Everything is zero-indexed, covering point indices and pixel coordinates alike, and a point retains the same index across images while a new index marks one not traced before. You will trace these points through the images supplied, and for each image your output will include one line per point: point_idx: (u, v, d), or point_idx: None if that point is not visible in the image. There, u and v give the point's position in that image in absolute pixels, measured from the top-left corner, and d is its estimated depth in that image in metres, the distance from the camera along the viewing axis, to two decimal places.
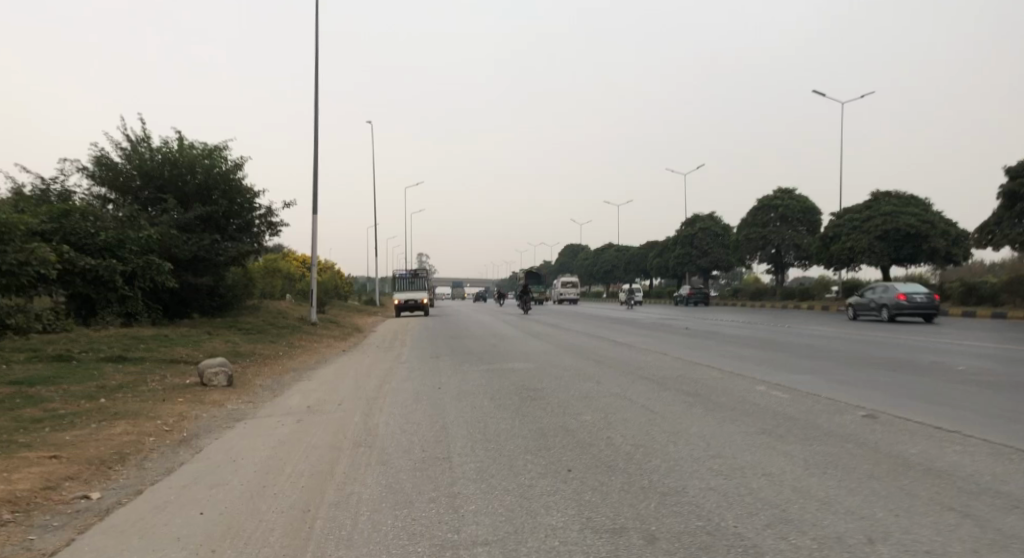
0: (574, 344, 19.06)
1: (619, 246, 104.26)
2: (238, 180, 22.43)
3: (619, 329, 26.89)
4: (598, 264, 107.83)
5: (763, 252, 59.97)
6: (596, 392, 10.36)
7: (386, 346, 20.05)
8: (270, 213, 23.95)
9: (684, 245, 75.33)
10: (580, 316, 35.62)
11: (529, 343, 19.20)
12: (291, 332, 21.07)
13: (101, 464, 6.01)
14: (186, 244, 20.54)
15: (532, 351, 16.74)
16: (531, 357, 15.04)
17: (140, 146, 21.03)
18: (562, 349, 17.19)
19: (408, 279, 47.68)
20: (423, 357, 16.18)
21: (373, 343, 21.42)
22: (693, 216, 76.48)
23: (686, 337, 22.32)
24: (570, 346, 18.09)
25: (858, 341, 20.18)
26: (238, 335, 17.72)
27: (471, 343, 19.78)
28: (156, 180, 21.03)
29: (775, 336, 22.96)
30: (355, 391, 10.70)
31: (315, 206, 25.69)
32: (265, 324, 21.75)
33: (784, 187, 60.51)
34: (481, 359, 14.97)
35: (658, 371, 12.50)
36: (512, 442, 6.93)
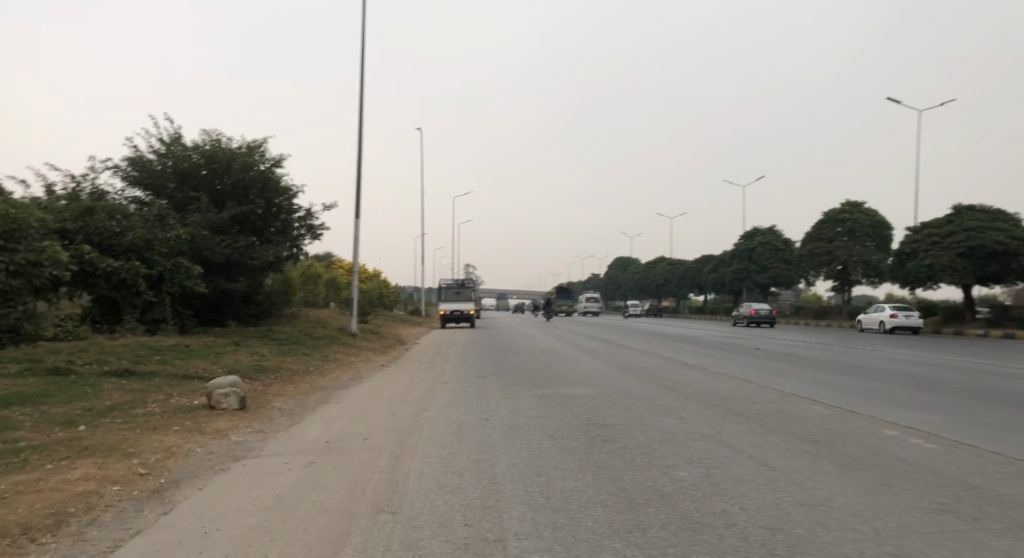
0: (637, 365, 16.96)
1: (671, 260, 101.05)
2: (277, 180, 21.42)
3: (679, 348, 24.48)
4: (649, 278, 104.83)
5: (828, 268, 56.14)
6: (682, 432, 8.33)
7: (428, 362, 18.32)
8: (311, 216, 22.79)
9: (742, 259, 71.86)
10: (635, 333, 33.34)
11: (584, 363, 17.17)
12: (328, 344, 19.66)
13: (20, 537, 4.23)
14: (220, 246, 19.50)
15: (591, 373, 14.71)
16: (590, 382, 13.04)
17: (175, 145, 20.31)
18: (624, 372, 15.13)
19: (454, 289, 46.34)
20: (467, 377, 14.35)
21: (414, 358, 19.76)
22: (751, 230, 73.10)
23: (761, 360, 19.91)
24: (633, 368, 15.98)
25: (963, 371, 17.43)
26: (267, 347, 16.34)
27: (520, 361, 17.85)
28: (192, 180, 20.34)
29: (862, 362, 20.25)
30: (387, 421, 8.94)
31: (358, 209, 24.32)
32: (301, 334, 20.45)
33: (851, 200, 56.85)
34: (532, 382, 13.01)
35: (750, 406, 10.34)
36: (590, 516, 4.99)
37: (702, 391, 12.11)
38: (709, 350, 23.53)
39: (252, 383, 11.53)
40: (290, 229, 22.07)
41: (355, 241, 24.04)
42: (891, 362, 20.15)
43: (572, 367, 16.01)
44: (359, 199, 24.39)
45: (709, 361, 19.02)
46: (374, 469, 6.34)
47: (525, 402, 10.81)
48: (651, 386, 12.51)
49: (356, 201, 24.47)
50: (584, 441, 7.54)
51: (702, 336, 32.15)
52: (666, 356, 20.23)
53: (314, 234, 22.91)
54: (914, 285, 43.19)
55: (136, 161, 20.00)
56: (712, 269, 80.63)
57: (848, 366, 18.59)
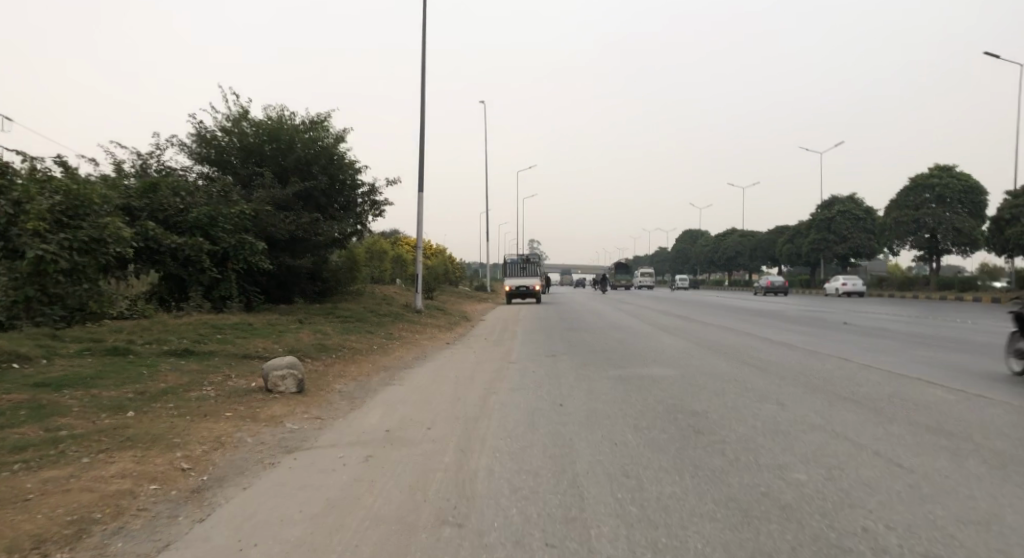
0: (719, 341, 15.66)
1: (744, 231, 97.00)
2: (340, 154, 20.97)
3: (758, 323, 22.82)
4: (720, 250, 101.12)
5: (915, 237, 51.78)
6: (790, 417, 7.17)
7: (493, 340, 17.56)
8: (375, 191, 22.29)
9: (820, 229, 67.93)
10: (711, 308, 31.59)
11: (660, 341, 15.97)
12: (391, 320, 19.26)
13: (32, 551, 3.66)
14: (285, 222, 19.22)
15: (670, 352, 13.55)
16: (670, 362, 11.91)
17: (240, 120, 20.08)
18: (705, 349, 13.88)
19: (521, 264, 45.62)
20: (536, 356, 13.47)
21: (479, 335, 19.04)
22: (831, 198, 68.88)
23: (857, 336, 18.10)
24: (714, 346, 14.70)
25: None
26: (330, 324, 16.04)
27: (591, 339, 16.86)
28: (256, 156, 20.16)
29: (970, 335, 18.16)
30: (453, 407, 8.18)
31: (422, 182, 23.61)
32: (365, 311, 20.14)
33: (941, 163, 52.33)
34: (608, 363, 12.00)
35: (863, 387, 8.99)
36: (696, 535, 4.01)
37: (799, 370, 10.78)
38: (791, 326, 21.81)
39: (312, 364, 11.07)
40: (354, 204, 21.69)
41: (420, 216, 23.42)
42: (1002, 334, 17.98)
43: (648, 345, 14.89)
44: (423, 170, 23.66)
45: (795, 337, 17.47)
46: (437, 467, 5.53)
47: (601, 384, 9.82)
48: (739, 367, 11.28)
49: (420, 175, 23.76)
50: (675, 430, 6.50)
51: (784, 310, 30.07)
52: (747, 332, 18.78)
53: (378, 210, 22.44)
54: (1012, 254, 36.99)
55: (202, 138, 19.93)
56: (787, 240, 76.74)
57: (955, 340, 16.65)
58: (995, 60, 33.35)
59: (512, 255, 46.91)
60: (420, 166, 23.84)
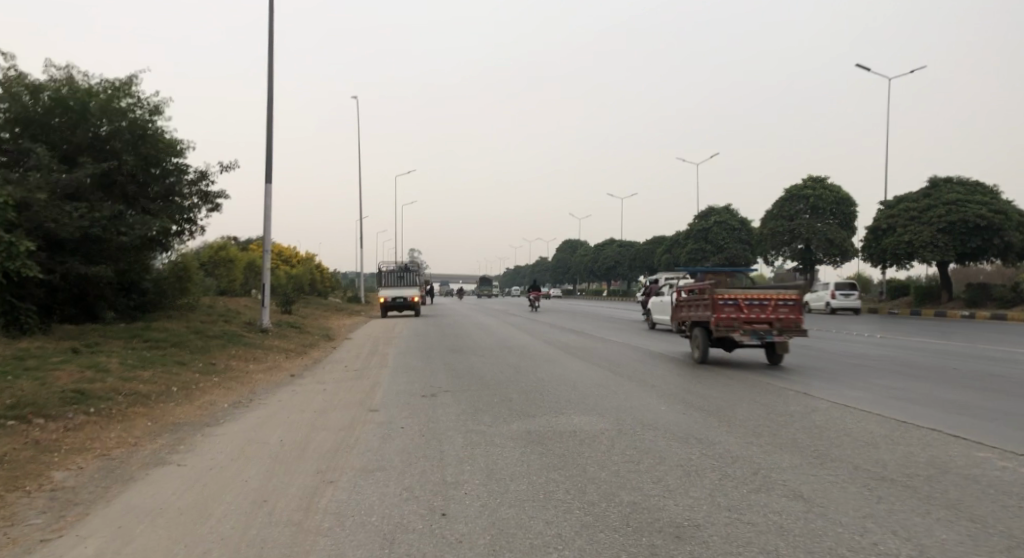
0: (625, 368, 13.09)
1: (622, 242, 98.53)
2: (155, 130, 16.18)
3: (652, 339, 20.85)
4: (599, 260, 101.89)
5: (789, 247, 53.49)
6: (840, 531, 4.24)
7: (355, 368, 13.87)
8: (204, 179, 17.72)
9: (698, 240, 69.14)
10: (605, 322, 29.47)
11: (560, 367, 13.17)
12: (222, 346, 14.75)
13: None
14: (73, 216, 13.65)
15: (579, 388, 10.60)
16: (588, 409, 8.95)
17: (10, 78, 14.44)
18: (620, 383, 11.10)
19: (398, 272, 41.68)
20: (407, 396, 9.98)
21: (341, 362, 15.12)
22: (707, 209, 70.54)
23: (777, 359, 16.21)
24: (626, 375, 11.97)
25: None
26: (125, 354, 11.51)
27: (476, 366, 13.66)
28: (35, 127, 14.61)
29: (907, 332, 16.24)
30: (247, 530, 4.44)
31: (271, 171, 19.29)
32: (192, 332, 15.58)
33: (812, 176, 54.46)
34: (504, 408, 8.85)
35: (874, 451, 6.43)
36: None
37: (757, 422, 8.15)
38: (685, 342, 19.96)
39: (36, 428, 6.66)
40: (176, 195, 16.94)
41: (267, 214, 19.08)
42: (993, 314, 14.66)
43: (548, 375, 11.93)
44: (272, 156, 19.39)
45: (714, 361, 15.28)
46: None
47: (505, 452, 6.58)
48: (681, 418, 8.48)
49: (268, 163, 19.45)
50: None
51: None
52: (649, 351, 16.51)
53: (209, 201, 17.82)
54: (887, 265, 38.40)
55: None
56: (664, 250, 77.84)
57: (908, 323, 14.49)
58: (866, 72, 38.92)
59: (388, 263, 42.54)
60: (267, 152, 19.57)
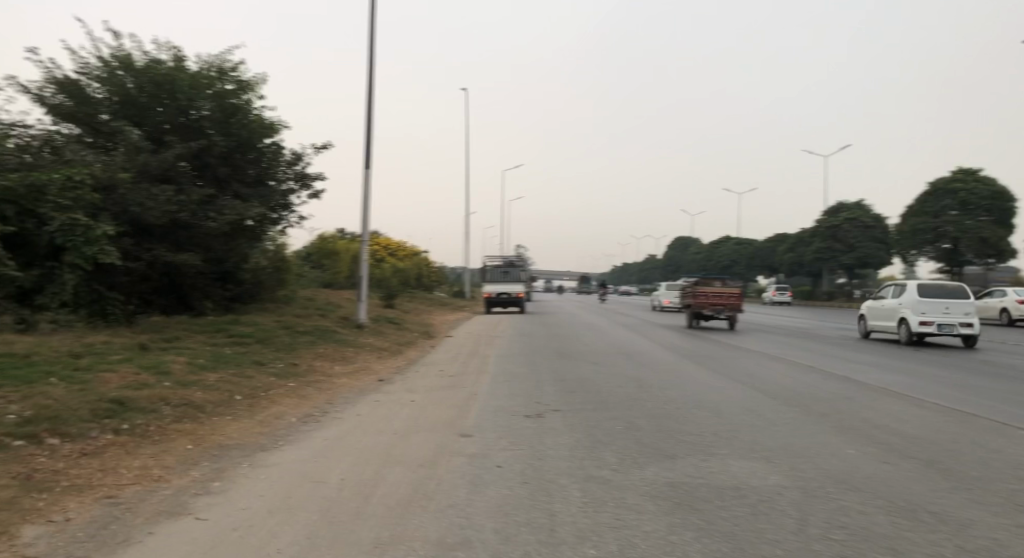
0: (772, 391, 10.64)
1: (738, 240, 92.49)
2: (248, 110, 15.48)
3: (794, 349, 17.89)
4: (713, 258, 96.37)
5: (933, 248, 47.01)
6: None
7: (452, 373, 12.29)
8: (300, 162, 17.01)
9: (826, 238, 62.82)
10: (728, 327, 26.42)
11: (692, 383, 10.93)
12: (310, 344, 13.57)
13: None
14: (159, 201, 13.11)
15: (722, 421, 8.36)
16: (743, 458, 6.71)
17: (108, 57, 14.39)
18: (771, 415, 8.76)
19: (504, 268, 40.33)
20: (508, 417, 8.15)
21: (433, 365, 13.59)
22: (837, 206, 63.97)
23: (964, 380, 13.01)
24: (779, 404, 9.58)
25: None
26: (202, 353, 10.43)
27: (589, 376, 11.70)
28: (131, 108, 14.37)
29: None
30: None
31: (369, 156, 18.15)
32: (281, 328, 14.58)
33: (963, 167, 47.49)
34: (632, 448, 6.81)
35: None
36: None
37: (1007, 496, 5.55)
38: (829, 353, 17.12)
39: (41, 449, 5.16)
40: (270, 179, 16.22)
41: (364, 201, 18.03)
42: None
43: (680, 397, 9.74)
44: (371, 140, 18.26)
45: (884, 380, 12.39)
46: None
47: (647, 530, 4.53)
48: (886, 481, 6.01)
49: (367, 147, 18.33)
50: None
51: (818, 332, 24.99)
52: (795, 366, 13.84)
53: (306, 185, 17.05)
54: None
55: (51, 77, 14.01)
56: (787, 249, 71.72)
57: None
58: None
59: (494, 259, 41.20)
60: (367, 135, 18.45)
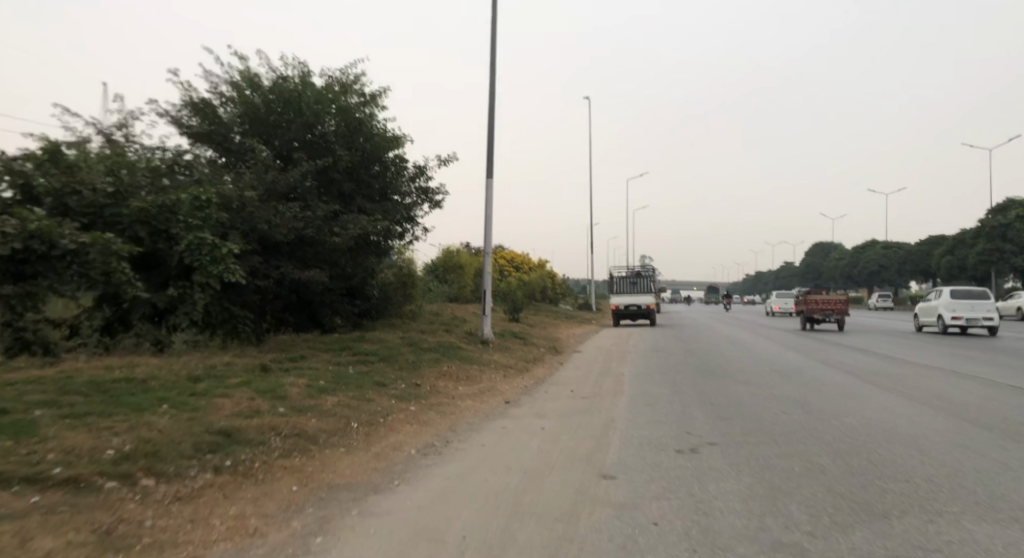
0: (987, 401, 8.35)
1: (890, 241, 83.93)
2: (369, 124, 15.42)
3: (987, 364, 14.97)
4: (859, 262, 88.15)
5: None
6: None
7: (584, 396, 11.03)
8: (423, 175, 16.78)
9: (993, 238, 54.79)
10: (896, 339, 23.09)
11: (879, 401, 8.84)
12: (434, 362, 13.05)
13: None
14: (284, 218, 13.20)
15: (937, 441, 6.39)
16: (996, 490, 4.81)
17: (239, 77, 14.77)
18: (1004, 434, 6.66)
19: (630, 279, 38.68)
20: (654, 451, 6.79)
21: (561, 384, 12.54)
22: (1005, 203, 55.64)
23: None
24: (1006, 420, 7.39)
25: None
26: (322, 376, 10.07)
27: (745, 398, 9.90)
28: (262, 128, 14.68)
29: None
30: None
31: (494, 166, 17.51)
32: (404, 345, 14.20)
33: None
34: (830, 490, 5.10)
35: None
36: None
37: None
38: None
39: (133, 497, 4.62)
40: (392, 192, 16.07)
41: (488, 213, 17.36)
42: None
43: (869, 417, 7.76)
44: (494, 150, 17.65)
45: None
46: None
47: None
48: None
49: (489, 158, 17.70)
50: None
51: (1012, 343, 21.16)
52: (1001, 378, 11.23)
53: (429, 199, 16.82)
54: None
55: (188, 101, 14.55)
56: (947, 251, 63.79)
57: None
58: None
59: (620, 268, 39.59)
60: (490, 143, 17.83)
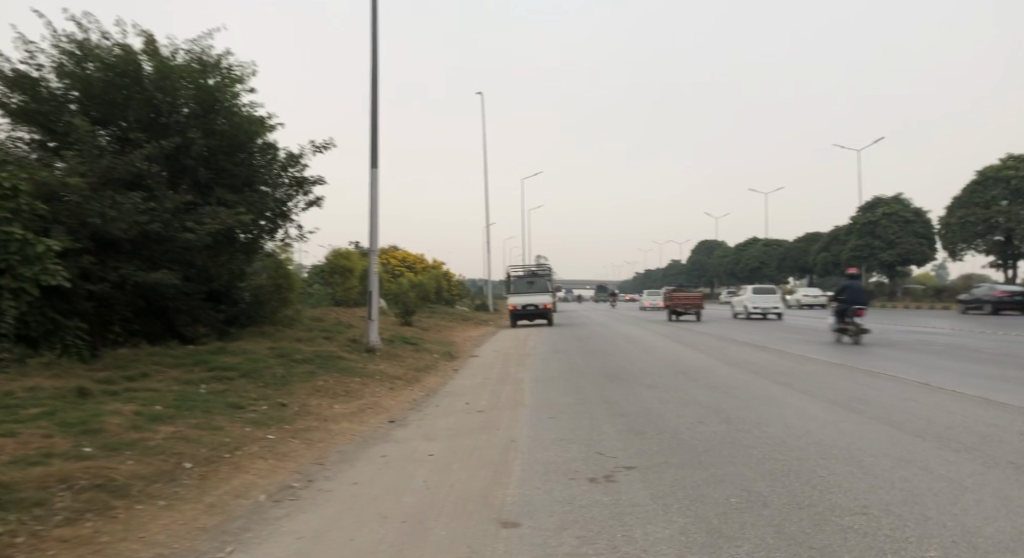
0: (901, 402, 7.94)
1: (768, 241, 89.22)
2: (229, 106, 13.50)
3: (875, 356, 15.16)
4: (740, 260, 93.16)
5: (986, 240, 43.39)
6: None
7: (479, 409, 9.83)
8: (296, 163, 15.02)
9: (862, 236, 59.07)
10: (783, 335, 23.65)
11: (794, 406, 8.23)
12: (307, 376, 11.41)
13: None
14: (122, 210, 11.10)
15: (875, 456, 5.66)
16: (970, 523, 4.01)
17: (67, 45, 12.39)
18: (933, 441, 6.08)
19: (528, 278, 38.02)
20: (562, 482, 5.65)
21: (451, 396, 11.30)
22: (870, 203, 60.12)
23: None
24: (926, 423, 6.91)
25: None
26: (157, 407, 8.27)
27: (654, 407, 9.03)
28: (96, 105, 12.40)
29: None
30: None
31: (378, 153, 15.92)
32: (274, 357, 12.42)
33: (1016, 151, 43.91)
34: (779, 533, 4.15)
35: None
36: None
37: None
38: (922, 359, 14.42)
39: None
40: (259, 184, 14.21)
41: (372, 206, 15.79)
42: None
43: (791, 427, 7.03)
44: (377, 135, 16.05)
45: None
46: None
47: None
48: None
49: (372, 144, 16.10)
50: None
51: (889, 334, 22.17)
52: (897, 372, 11.15)
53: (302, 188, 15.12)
54: None
55: (1, 73, 12.00)
56: (820, 249, 68.30)
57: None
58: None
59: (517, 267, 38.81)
60: (372, 128, 16.23)
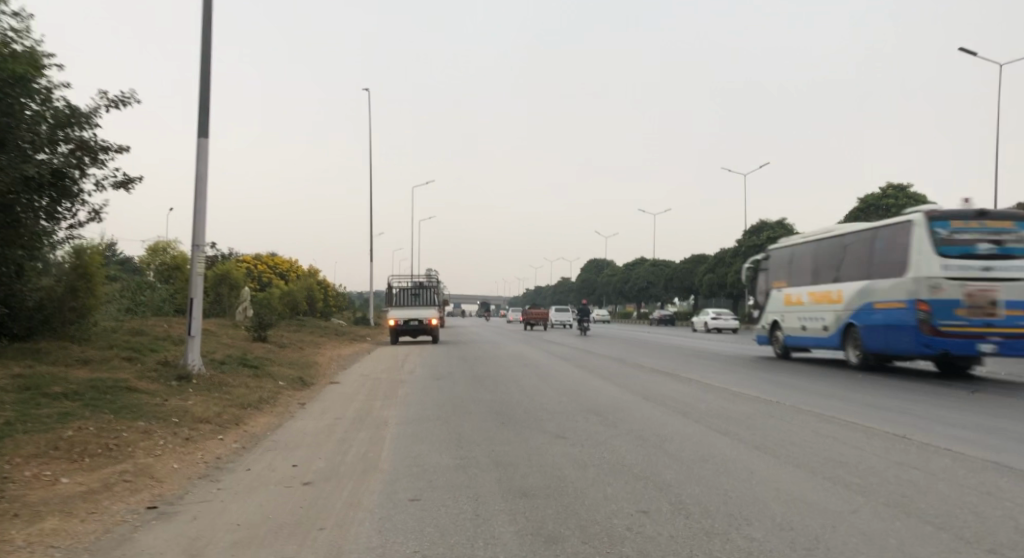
0: (915, 490, 5.68)
1: (655, 262, 91.01)
2: None
3: (801, 392, 13.29)
4: (628, 280, 94.36)
5: None
6: None
7: (306, 481, 6.54)
8: (84, 121, 10.98)
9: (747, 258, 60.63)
10: (684, 359, 21.97)
11: (772, 490, 5.76)
12: (48, 422, 7.44)
13: None
14: None
15: None
16: None
17: None
18: None
19: (413, 290, 34.55)
20: None
21: (275, 454, 7.82)
22: (756, 226, 61.94)
23: None
24: (989, 532, 4.58)
25: (946, 268, 14.94)
26: None
27: (570, 479, 6.27)
28: None
29: (891, 311, 16.18)
30: None
31: (206, 119, 12.17)
32: (9, 389, 8.28)
33: (892, 183, 46.19)
34: None
35: None
36: None
37: None
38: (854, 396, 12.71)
39: None
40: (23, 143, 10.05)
41: (198, 185, 11.93)
42: (861, 267, 17.65)
43: (796, 543, 4.47)
44: (207, 95, 12.28)
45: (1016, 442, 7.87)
46: None
47: None
48: None
49: (202, 108, 12.34)
50: None
51: (794, 363, 21.04)
52: (854, 423, 9.17)
53: (94, 156, 11.18)
54: None
55: None
56: (706, 270, 69.85)
57: (882, 270, 16.82)
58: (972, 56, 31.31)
59: (399, 278, 35.20)
60: (201, 87, 12.46)
